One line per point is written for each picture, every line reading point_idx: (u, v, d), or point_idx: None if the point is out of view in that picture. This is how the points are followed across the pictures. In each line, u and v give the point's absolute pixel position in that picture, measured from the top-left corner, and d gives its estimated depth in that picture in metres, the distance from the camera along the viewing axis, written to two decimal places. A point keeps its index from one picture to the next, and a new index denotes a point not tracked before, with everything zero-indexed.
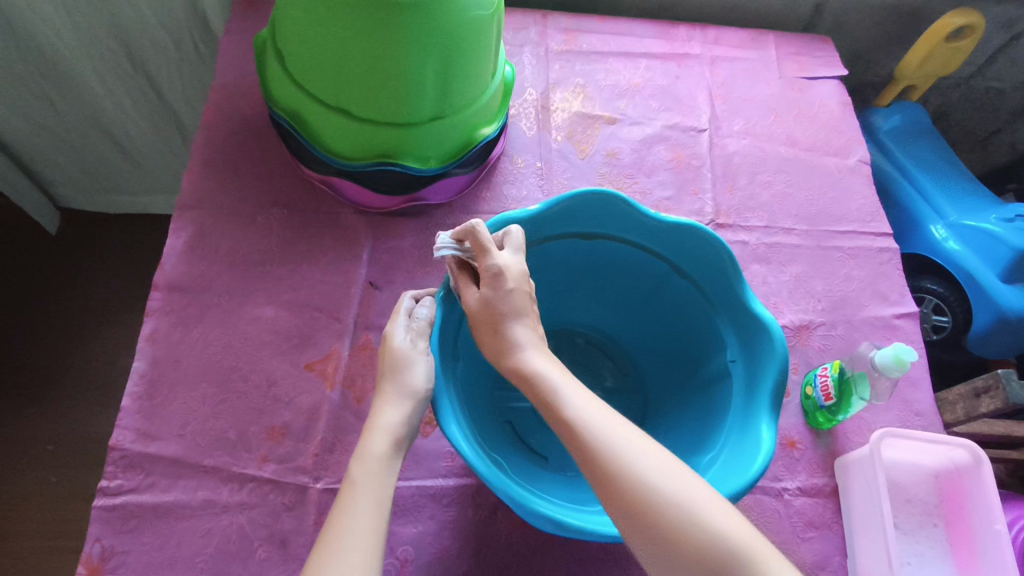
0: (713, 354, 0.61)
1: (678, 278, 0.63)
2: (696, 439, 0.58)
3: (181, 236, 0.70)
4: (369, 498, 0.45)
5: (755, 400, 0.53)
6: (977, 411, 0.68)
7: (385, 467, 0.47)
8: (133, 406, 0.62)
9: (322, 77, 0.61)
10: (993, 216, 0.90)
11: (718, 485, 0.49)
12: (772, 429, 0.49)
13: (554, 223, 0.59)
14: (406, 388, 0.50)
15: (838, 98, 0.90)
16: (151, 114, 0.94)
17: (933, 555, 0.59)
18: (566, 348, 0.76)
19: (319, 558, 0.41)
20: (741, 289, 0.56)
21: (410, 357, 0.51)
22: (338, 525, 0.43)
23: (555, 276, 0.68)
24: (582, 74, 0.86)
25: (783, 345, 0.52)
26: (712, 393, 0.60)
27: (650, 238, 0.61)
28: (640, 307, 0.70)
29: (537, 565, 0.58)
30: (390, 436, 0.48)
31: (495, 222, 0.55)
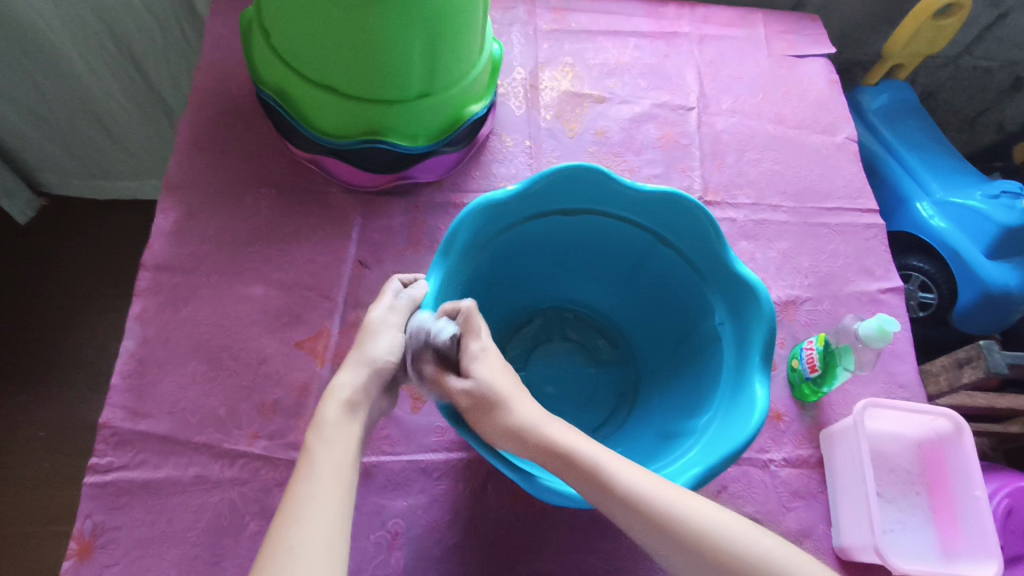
0: (702, 323, 0.62)
1: (663, 248, 0.63)
2: (689, 406, 0.58)
3: (168, 216, 0.70)
4: (328, 463, 0.44)
5: (746, 362, 0.53)
6: (960, 381, 0.69)
7: (340, 433, 0.46)
8: (122, 385, 0.62)
9: (307, 54, 0.61)
10: (979, 193, 0.91)
11: (715, 445, 0.49)
12: (766, 388, 0.50)
13: (542, 198, 0.59)
14: (367, 358, 0.50)
15: (826, 75, 0.90)
16: (136, 96, 0.93)
17: (915, 522, 0.61)
18: (556, 324, 0.77)
19: (279, 526, 0.40)
20: (724, 253, 0.57)
21: (379, 329, 0.52)
22: (296, 492, 0.42)
23: (544, 253, 0.68)
24: (570, 53, 0.86)
25: (770, 307, 0.53)
26: (703, 361, 0.61)
27: (636, 209, 0.61)
28: (628, 281, 0.71)
29: (527, 536, 0.59)
30: (347, 402, 0.48)
31: (480, 203, 0.54)
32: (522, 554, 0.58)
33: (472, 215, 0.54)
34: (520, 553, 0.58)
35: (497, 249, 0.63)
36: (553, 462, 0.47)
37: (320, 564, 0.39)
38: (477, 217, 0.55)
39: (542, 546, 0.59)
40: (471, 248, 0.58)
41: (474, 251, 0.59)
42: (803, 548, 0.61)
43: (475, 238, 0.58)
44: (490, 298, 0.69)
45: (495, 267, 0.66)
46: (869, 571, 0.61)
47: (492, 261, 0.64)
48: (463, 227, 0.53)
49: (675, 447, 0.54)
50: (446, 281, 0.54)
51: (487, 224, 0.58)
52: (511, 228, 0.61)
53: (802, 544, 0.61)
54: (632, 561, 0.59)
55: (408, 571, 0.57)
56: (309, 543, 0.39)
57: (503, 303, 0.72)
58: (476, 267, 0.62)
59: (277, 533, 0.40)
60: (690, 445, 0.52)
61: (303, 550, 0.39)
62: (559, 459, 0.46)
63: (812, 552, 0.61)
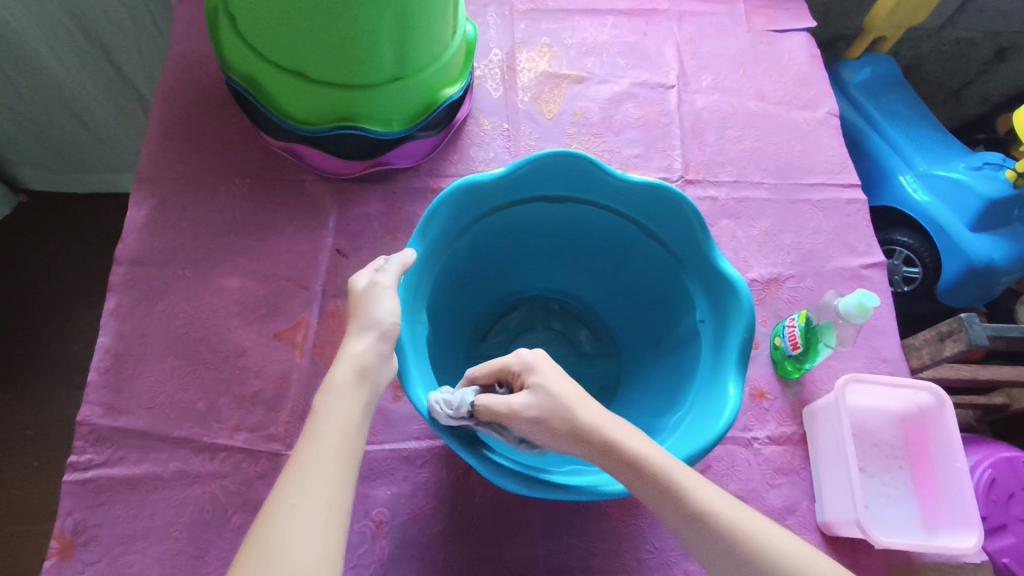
0: (684, 316, 0.60)
1: (646, 240, 0.61)
2: (666, 399, 0.57)
3: (141, 210, 0.69)
4: (333, 426, 0.42)
5: (723, 356, 0.52)
6: (942, 354, 0.68)
7: (347, 397, 0.44)
8: (99, 381, 0.61)
9: (274, 39, 0.59)
10: (962, 164, 0.90)
11: (687, 440, 0.48)
12: (739, 386, 0.49)
13: (518, 188, 0.58)
14: (371, 320, 0.46)
15: (807, 50, 0.89)
16: (109, 89, 0.91)
17: (899, 496, 0.61)
18: (540, 313, 0.76)
19: (281, 489, 0.39)
20: (707, 247, 0.55)
21: (371, 294, 0.47)
22: (300, 457, 0.40)
23: (524, 243, 0.67)
24: (548, 33, 0.84)
25: (749, 301, 0.51)
26: (682, 351, 0.59)
27: (616, 199, 0.59)
28: (612, 273, 0.70)
29: (512, 520, 0.59)
30: (358, 366, 0.45)
31: (457, 186, 0.52)
32: (507, 539, 0.58)
33: (450, 199, 0.53)
34: (505, 538, 0.58)
35: (476, 238, 0.62)
36: (621, 471, 0.44)
37: (320, 528, 0.37)
38: (456, 200, 0.54)
39: (528, 531, 0.59)
40: (446, 236, 0.56)
41: (449, 240, 0.57)
42: (788, 524, 0.61)
43: (452, 225, 0.56)
44: (470, 285, 0.69)
45: (474, 255, 0.65)
46: (855, 546, 0.61)
47: (471, 249, 0.63)
48: (438, 213, 0.52)
49: (648, 440, 0.53)
50: (420, 267, 0.52)
51: (464, 211, 0.57)
52: (489, 215, 0.60)
53: (786, 521, 0.61)
54: (616, 543, 0.59)
55: (392, 559, 0.57)
56: (311, 508, 0.38)
57: (483, 292, 0.71)
58: (452, 257, 0.61)
59: (279, 494, 0.39)
60: (661, 440, 0.51)
61: (305, 514, 0.38)
62: (625, 466, 0.43)
63: (797, 528, 0.61)
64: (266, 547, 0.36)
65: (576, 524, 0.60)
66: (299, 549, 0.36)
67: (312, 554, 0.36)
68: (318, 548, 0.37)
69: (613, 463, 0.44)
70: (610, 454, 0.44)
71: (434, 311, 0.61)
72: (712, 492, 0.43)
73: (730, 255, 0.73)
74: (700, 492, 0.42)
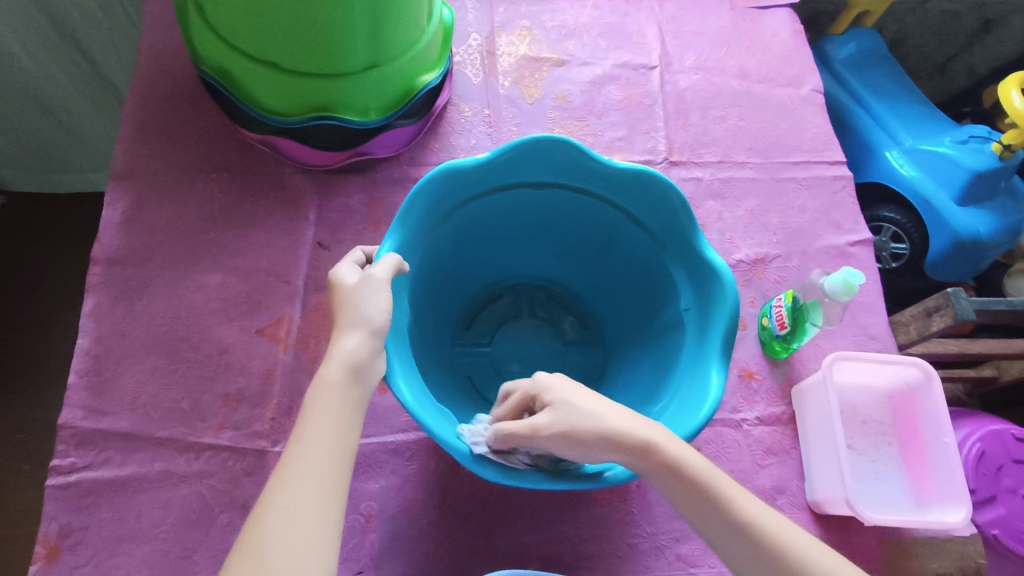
0: (669, 303, 0.59)
1: (633, 227, 0.60)
2: (651, 387, 0.57)
3: (116, 208, 0.68)
4: (324, 425, 0.40)
5: (706, 343, 0.51)
6: (929, 329, 0.67)
7: (341, 395, 0.41)
8: (80, 383, 0.60)
9: (243, 29, 0.57)
10: (948, 139, 0.90)
11: (667, 428, 0.48)
12: (722, 374, 0.48)
13: (501, 173, 0.57)
14: (361, 317, 0.44)
15: (791, 26, 0.87)
16: (85, 84, 0.90)
17: (888, 472, 0.61)
18: (525, 302, 0.76)
19: (273, 488, 0.37)
20: (691, 232, 0.55)
21: (365, 288, 0.44)
22: (290, 457, 0.39)
23: (509, 230, 0.66)
24: (527, 16, 0.83)
25: (733, 288, 0.51)
26: (667, 339, 0.58)
27: (601, 185, 0.58)
28: (598, 261, 0.69)
29: (502, 509, 0.59)
30: (349, 364, 0.42)
31: (441, 171, 0.52)
32: (498, 528, 0.58)
33: (431, 184, 0.52)
34: (496, 527, 0.58)
35: (458, 225, 0.61)
36: (653, 471, 0.43)
37: (312, 534, 0.36)
38: (436, 186, 0.52)
39: (518, 520, 0.59)
40: (426, 224, 0.55)
41: (430, 227, 0.56)
42: (778, 504, 0.61)
43: (433, 211, 0.55)
44: (453, 272, 0.68)
45: (457, 243, 0.64)
46: (845, 523, 0.61)
47: (453, 236, 0.62)
48: (418, 198, 0.51)
49: None
50: (402, 253, 0.51)
51: (446, 196, 0.55)
52: (471, 202, 0.59)
53: (776, 500, 0.61)
54: (607, 529, 0.59)
55: (382, 553, 0.56)
56: (304, 511, 0.37)
57: (466, 278, 0.71)
58: (434, 245, 0.60)
59: (270, 494, 0.37)
60: None
61: (296, 518, 0.36)
62: (664, 468, 0.43)
63: (787, 507, 0.61)
64: (257, 551, 0.35)
65: (565, 509, 0.59)
66: (291, 552, 0.35)
67: (303, 560, 0.35)
68: (310, 553, 0.35)
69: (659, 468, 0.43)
70: (650, 459, 0.43)
71: (417, 301, 0.60)
72: (745, 496, 0.43)
73: (715, 237, 0.73)
74: (736, 494, 0.43)
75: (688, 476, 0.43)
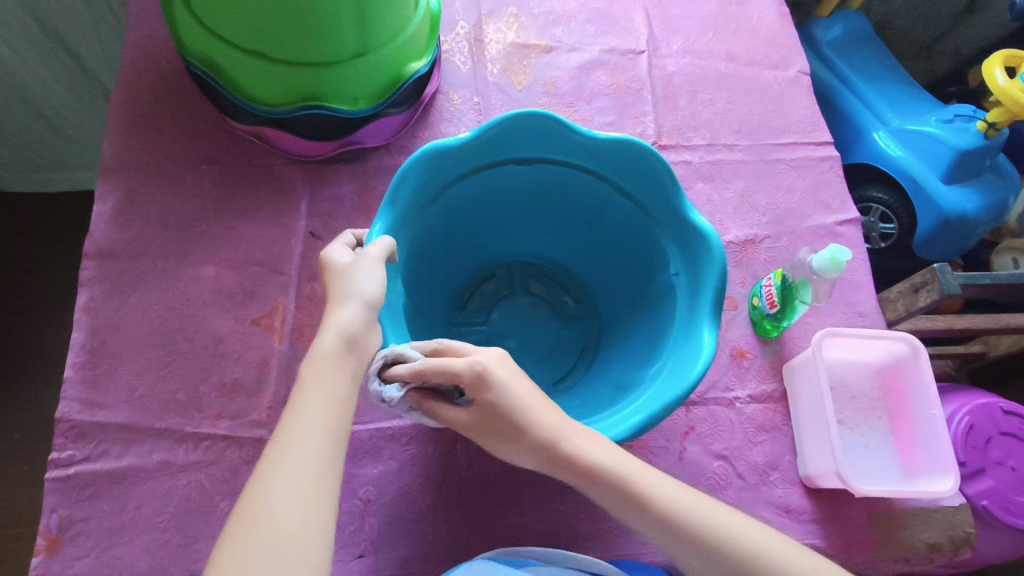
0: (660, 272, 0.60)
1: (621, 198, 0.61)
2: (644, 355, 0.57)
3: (108, 202, 0.68)
4: (321, 393, 0.40)
5: (696, 309, 0.52)
6: (916, 305, 0.68)
7: (337, 365, 0.42)
8: (76, 377, 0.60)
9: (229, 19, 0.57)
10: (934, 118, 0.91)
11: (660, 390, 0.48)
12: (714, 335, 0.49)
13: (489, 149, 0.57)
14: (355, 290, 0.44)
15: (777, 9, 0.88)
16: (72, 83, 0.89)
17: (878, 446, 0.62)
18: (519, 278, 0.76)
19: (273, 451, 0.38)
20: (679, 200, 0.55)
21: (357, 266, 0.45)
22: (291, 422, 0.39)
23: (499, 207, 0.67)
24: (514, 3, 0.83)
25: (720, 252, 0.51)
26: (659, 309, 0.59)
27: (589, 157, 0.59)
28: (588, 234, 0.69)
29: (500, 491, 0.60)
30: (344, 334, 0.43)
31: (430, 149, 0.52)
32: (495, 510, 0.59)
33: (422, 161, 0.52)
34: (494, 509, 0.59)
35: (450, 203, 0.61)
36: (568, 473, 0.44)
37: (313, 499, 0.37)
38: (426, 162, 0.53)
39: (515, 501, 0.59)
40: (417, 203, 0.56)
41: (422, 205, 0.57)
42: (771, 479, 0.62)
43: (423, 189, 0.56)
44: (447, 251, 0.68)
45: (449, 222, 0.64)
46: (838, 497, 0.62)
47: (445, 215, 0.63)
48: (407, 176, 0.51)
49: (628, 395, 0.53)
50: (394, 231, 0.52)
51: (436, 174, 0.56)
52: (460, 180, 0.59)
53: (769, 476, 0.62)
54: (604, 507, 0.60)
55: (381, 537, 0.57)
56: (303, 474, 0.37)
57: (459, 256, 0.71)
58: (427, 223, 0.60)
59: (272, 459, 0.38)
60: (641, 391, 0.51)
61: (296, 481, 0.37)
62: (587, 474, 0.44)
63: (780, 482, 0.62)
64: (260, 514, 0.36)
65: (560, 489, 0.60)
66: (291, 512, 0.36)
67: (305, 525, 0.36)
68: (311, 518, 0.36)
69: (571, 470, 0.44)
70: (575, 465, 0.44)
71: (411, 281, 0.61)
72: (681, 498, 0.44)
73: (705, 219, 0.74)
74: (665, 497, 0.43)
75: (616, 485, 0.44)
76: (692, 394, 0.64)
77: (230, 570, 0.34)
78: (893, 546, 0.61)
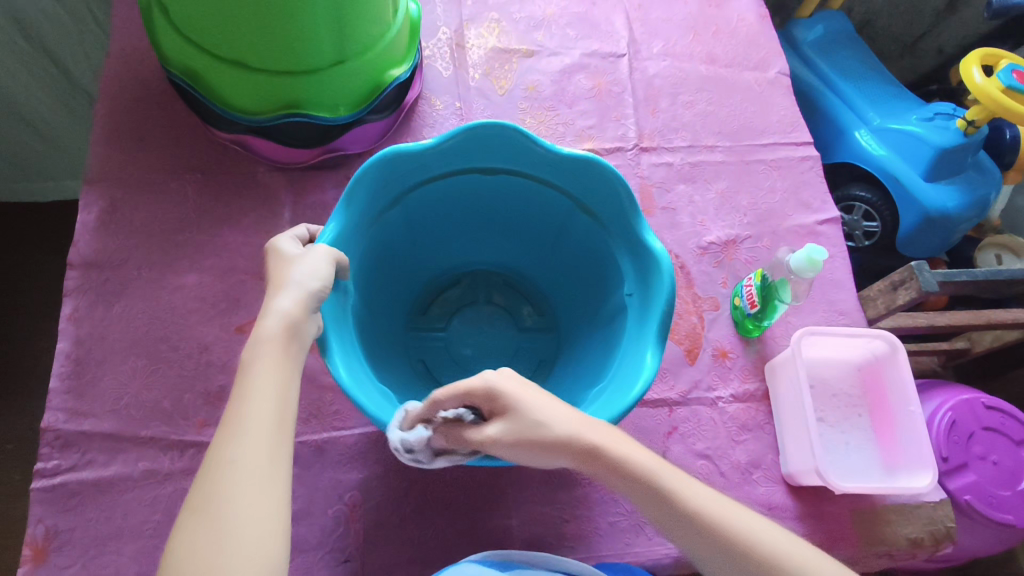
0: (615, 288, 0.60)
1: (581, 214, 0.61)
2: (596, 370, 0.57)
3: (91, 212, 0.68)
4: (266, 379, 0.40)
5: (644, 328, 0.52)
6: (896, 303, 0.68)
7: (281, 352, 0.41)
8: (62, 387, 0.61)
9: (208, 30, 0.58)
10: (914, 116, 0.92)
11: (600, 409, 0.48)
12: (656, 358, 0.48)
13: (447, 160, 0.57)
14: (297, 279, 0.44)
15: (756, 10, 0.89)
16: (58, 93, 0.89)
17: (859, 443, 0.62)
18: (483, 287, 0.76)
19: (220, 439, 0.38)
20: (636, 221, 0.55)
21: (300, 258, 0.46)
22: (237, 409, 0.39)
23: (462, 215, 0.67)
24: (495, 8, 0.83)
25: (670, 275, 0.51)
26: (612, 326, 0.59)
27: (547, 172, 0.59)
28: (553, 249, 0.69)
29: (485, 493, 0.60)
30: (288, 321, 0.42)
31: (386, 155, 0.52)
32: (480, 512, 0.59)
33: (376, 168, 0.52)
34: (479, 512, 0.59)
35: (410, 208, 0.62)
36: (599, 471, 0.43)
37: (262, 484, 0.37)
38: (381, 169, 0.53)
39: (500, 503, 0.60)
40: (371, 210, 0.56)
41: (377, 211, 0.57)
42: (754, 477, 0.63)
43: (377, 197, 0.56)
44: (407, 256, 0.69)
45: (410, 227, 0.65)
46: (820, 494, 0.63)
47: (406, 220, 0.63)
48: (360, 183, 0.52)
49: (572, 411, 0.53)
50: (345, 237, 0.52)
51: (392, 181, 0.56)
52: (419, 188, 0.60)
53: (752, 474, 0.63)
54: (588, 508, 0.60)
55: (367, 541, 0.57)
56: (251, 460, 0.37)
57: (421, 262, 0.72)
58: (383, 230, 0.60)
59: (218, 449, 0.38)
60: (582, 410, 0.51)
61: (245, 467, 0.37)
62: (601, 464, 0.43)
63: (763, 481, 0.63)
64: (211, 504, 0.36)
65: (544, 492, 0.61)
66: (241, 499, 0.36)
67: (258, 510, 0.36)
68: (263, 504, 0.36)
69: (584, 459, 0.43)
70: (590, 458, 0.43)
71: (366, 288, 0.61)
72: (706, 495, 0.43)
73: (686, 220, 0.74)
74: (689, 492, 0.42)
75: (628, 473, 0.43)
76: (675, 395, 0.65)
77: (183, 557, 0.34)
78: (876, 542, 0.62)
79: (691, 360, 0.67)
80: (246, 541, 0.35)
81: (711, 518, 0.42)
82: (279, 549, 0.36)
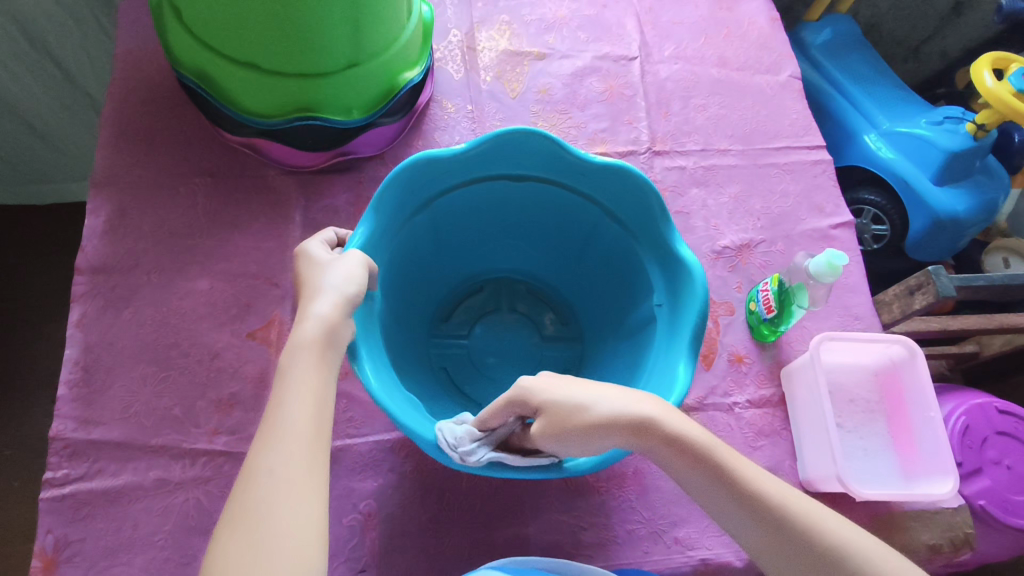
0: (643, 298, 0.59)
1: (612, 222, 0.60)
2: (624, 379, 0.57)
3: (99, 216, 0.67)
4: (305, 385, 0.40)
5: (675, 338, 0.51)
6: (912, 307, 0.68)
7: (318, 357, 0.41)
8: (70, 394, 0.60)
9: (221, 33, 0.57)
10: (924, 120, 0.91)
11: None
12: (688, 369, 0.48)
13: (474, 165, 0.57)
14: (332, 282, 0.44)
15: (767, 13, 0.88)
16: (60, 96, 0.88)
17: (877, 449, 0.62)
18: (506, 295, 0.76)
19: (260, 444, 0.38)
20: (667, 230, 0.54)
21: (332, 262, 0.46)
22: (278, 413, 0.39)
23: (487, 222, 0.66)
24: (506, 10, 0.83)
25: (702, 285, 0.50)
26: (640, 336, 0.58)
27: (578, 179, 0.58)
28: (578, 256, 0.69)
29: (502, 500, 0.59)
30: (326, 326, 0.42)
31: (417, 160, 0.52)
32: (496, 521, 0.59)
33: (405, 174, 0.52)
34: (496, 521, 0.59)
35: (438, 214, 0.61)
36: (651, 449, 0.43)
37: (301, 491, 0.36)
38: (410, 176, 0.52)
39: (515, 513, 0.59)
40: (399, 215, 0.55)
41: (404, 217, 0.57)
42: None
43: (404, 204, 0.55)
44: (432, 264, 0.68)
45: (436, 233, 0.64)
46: (837, 500, 0.63)
47: (433, 226, 0.62)
48: (391, 188, 0.51)
49: None
50: (373, 243, 0.51)
51: (420, 187, 0.55)
52: (445, 195, 0.59)
53: None
54: (605, 516, 0.60)
55: (382, 551, 0.57)
56: (293, 467, 0.37)
57: (445, 268, 0.71)
58: (409, 236, 0.60)
59: (258, 456, 0.37)
60: None
61: (287, 474, 0.37)
62: (645, 433, 0.43)
63: None
64: (253, 510, 0.35)
65: (561, 499, 0.60)
66: (282, 507, 0.36)
67: (298, 518, 0.36)
68: (306, 512, 0.36)
69: (629, 432, 0.43)
70: (634, 427, 0.43)
71: (392, 296, 0.60)
72: (754, 470, 0.43)
73: (700, 225, 0.74)
74: (731, 462, 0.43)
75: (675, 440, 0.43)
76: (692, 401, 0.65)
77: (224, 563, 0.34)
78: (894, 549, 0.61)
79: (707, 365, 0.66)
80: (287, 549, 0.35)
81: (757, 490, 0.41)
82: (318, 562, 0.35)
